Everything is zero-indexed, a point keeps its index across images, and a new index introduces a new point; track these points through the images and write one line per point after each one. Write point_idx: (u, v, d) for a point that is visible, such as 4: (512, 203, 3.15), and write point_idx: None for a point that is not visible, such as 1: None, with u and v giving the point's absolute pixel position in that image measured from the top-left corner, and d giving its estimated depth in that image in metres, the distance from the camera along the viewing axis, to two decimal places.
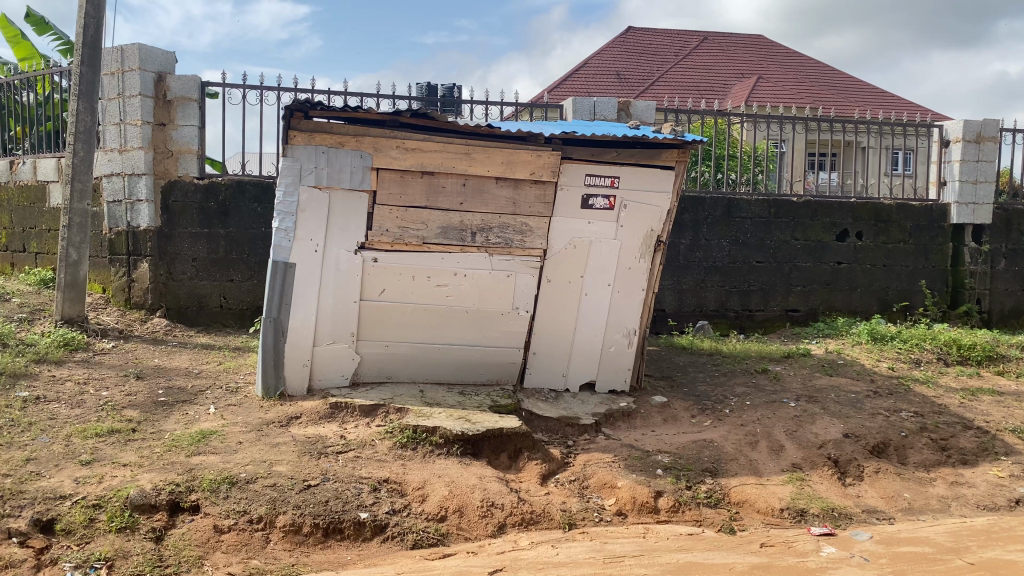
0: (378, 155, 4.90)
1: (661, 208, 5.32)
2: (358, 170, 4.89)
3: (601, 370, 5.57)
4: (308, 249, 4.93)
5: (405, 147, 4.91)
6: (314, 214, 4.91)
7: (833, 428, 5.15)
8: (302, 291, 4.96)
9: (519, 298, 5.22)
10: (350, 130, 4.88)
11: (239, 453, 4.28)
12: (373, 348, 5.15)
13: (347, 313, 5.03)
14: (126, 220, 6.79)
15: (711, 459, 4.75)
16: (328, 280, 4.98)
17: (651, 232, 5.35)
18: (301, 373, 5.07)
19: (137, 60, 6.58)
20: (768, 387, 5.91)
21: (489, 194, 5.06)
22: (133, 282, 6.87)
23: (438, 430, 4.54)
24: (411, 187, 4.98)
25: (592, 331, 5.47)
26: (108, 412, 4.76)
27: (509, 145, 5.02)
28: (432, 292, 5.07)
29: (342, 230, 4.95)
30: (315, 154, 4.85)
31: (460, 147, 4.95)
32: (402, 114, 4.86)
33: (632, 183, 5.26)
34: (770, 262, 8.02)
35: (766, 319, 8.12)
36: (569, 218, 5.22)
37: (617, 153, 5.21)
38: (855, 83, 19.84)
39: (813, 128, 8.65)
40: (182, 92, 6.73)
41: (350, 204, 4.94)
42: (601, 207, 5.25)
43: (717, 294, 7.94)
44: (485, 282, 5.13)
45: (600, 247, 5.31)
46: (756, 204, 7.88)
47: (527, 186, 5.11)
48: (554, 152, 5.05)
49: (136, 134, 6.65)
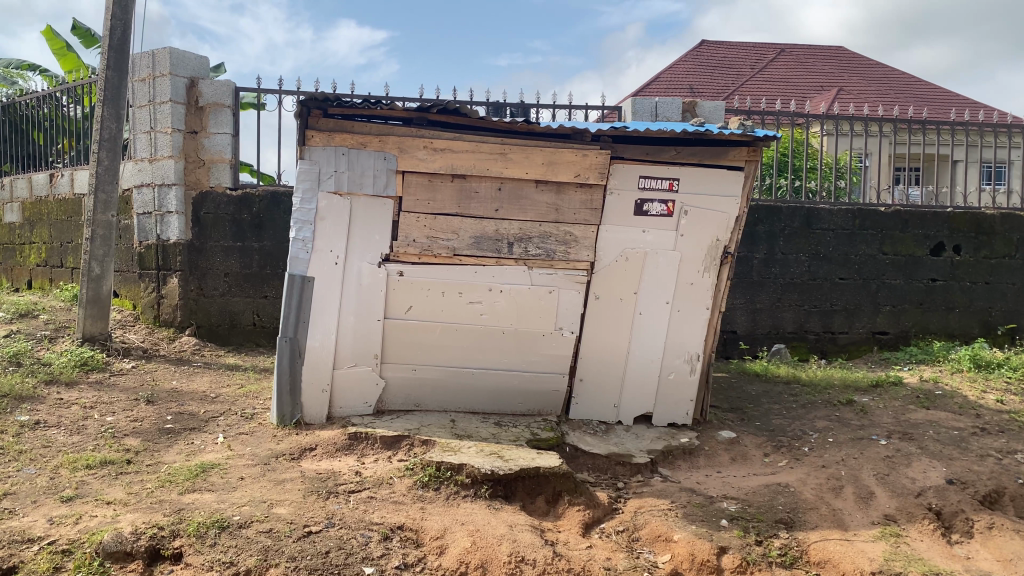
0: (403, 156, 4.38)
1: (728, 215, 4.64)
2: (381, 173, 4.38)
3: (659, 401, 4.86)
4: (328, 261, 4.42)
5: (433, 147, 4.39)
6: (334, 222, 4.41)
7: (933, 473, 4.36)
8: (320, 307, 4.45)
9: (564, 317, 4.60)
10: (372, 129, 4.39)
11: (237, 491, 3.77)
12: (399, 372, 4.60)
13: (370, 333, 4.50)
14: (155, 232, 6.46)
15: (786, 508, 4.03)
16: (350, 296, 4.46)
17: (716, 242, 4.67)
18: (319, 399, 4.53)
19: (168, 65, 6.27)
20: (854, 421, 5.12)
21: (529, 199, 4.49)
22: (163, 298, 6.50)
23: (464, 469, 3.95)
24: (440, 192, 4.45)
25: (648, 355, 4.78)
26: (106, 440, 4.32)
27: (551, 144, 4.45)
28: (464, 310, 4.51)
29: (365, 240, 4.45)
30: (334, 156, 4.36)
31: (495, 147, 4.40)
32: (430, 111, 4.35)
33: (692, 186, 4.61)
34: (855, 278, 7.20)
35: (850, 343, 7.29)
36: (620, 227, 4.60)
37: (674, 152, 4.58)
38: (943, 93, 18.54)
39: (900, 132, 7.83)
40: (215, 98, 6.36)
41: (373, 212, 4.44)
42: (657, 214, 4.61)
43: (795, 313, 7.16)
44: (525, 300, 4.54)
45: (656, 259, 4.66)
46: (838, 213, 7.10)
47: (571, 190, 4.51)
48: (603, 151, 4.46)
49: (166, 142, 6.32)
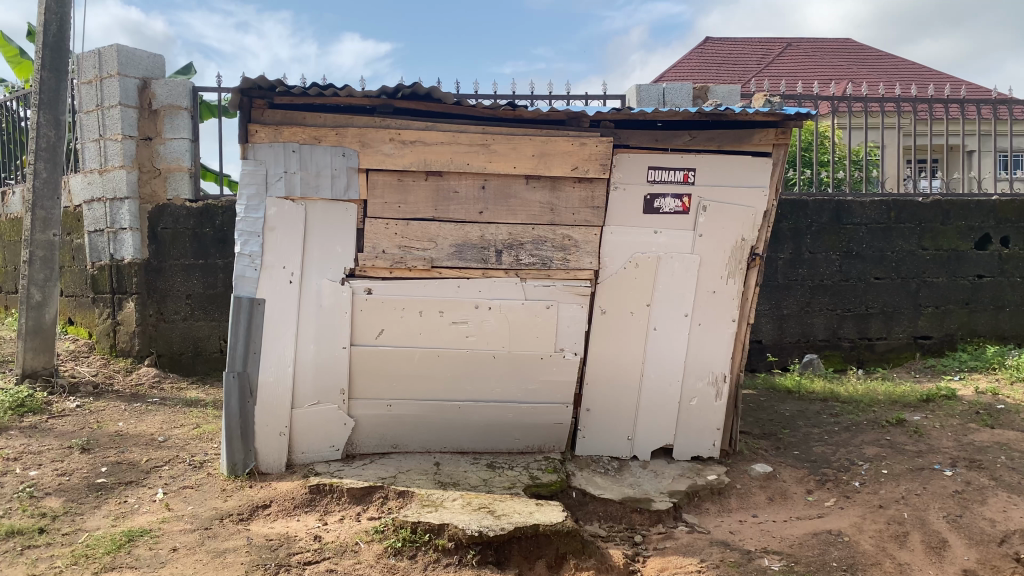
0: (365, 152, 3.68)
1: (755, 211, 3.92)
2: (340, 173, 3.68)
3: (680, 432, 4.11)
4: (281, 279, 3.73)
5: (401, 139, 3.68)
6: (287, 233, 3.72)
7: (1016, 512, 3.59)
8: (273, 335, 3.75)
9: (564, 337, 3.88)
10: (329, 121, 3.69)
11: (165, 569, 3.03)
12: (370, 410, 3.89)
13: (333, 363, 3.79)
14: (108, 252, 5.75)
15: (843, 565, 3.27)
16: (308, 320, 3.76)
17: (742, 242, 3.94)
18: (277, 444, 3.83)
19: (115, 65, 5.59)
20: (909, 446, 4.35)
21: (518, 198, 3.78)
22: (119, 325, 5.80)
23: (445, 530, 3.23)
24: (411, 193, 3.74)
25: (666, 379, 4.03)
26: (21, 501, 3.59)
27: (542, 132, 3.74)
28: (445, 332, 3.81)
29: (324, 253, 3.74)
30: (284, 154, 3.67)
31: (475, 137, 3.70)
32: (395, 97, 3.64)
33: (711, 177, 3.88)
34: (892, 277, 6.44)
35: (890, 350, 6.52)
36: (628, 228, 3.87)
37: (688, 137, 3.87)
38: (959, 82, 17.69)
39: (924, 117, 7.15)
40: (169, 99, 5.69)
41: (332, 220, 3.73)
42: (671, 211, 3.88)
43: (827, 319, 6.41)
44: (517, 319, 3.82)
45: (672, 265, 3.92)
46: (870, 205, 6.35)
47: (567, 185, 3.79)
48: (604, 138, 3.75)
49: (117, 151, 5.64)
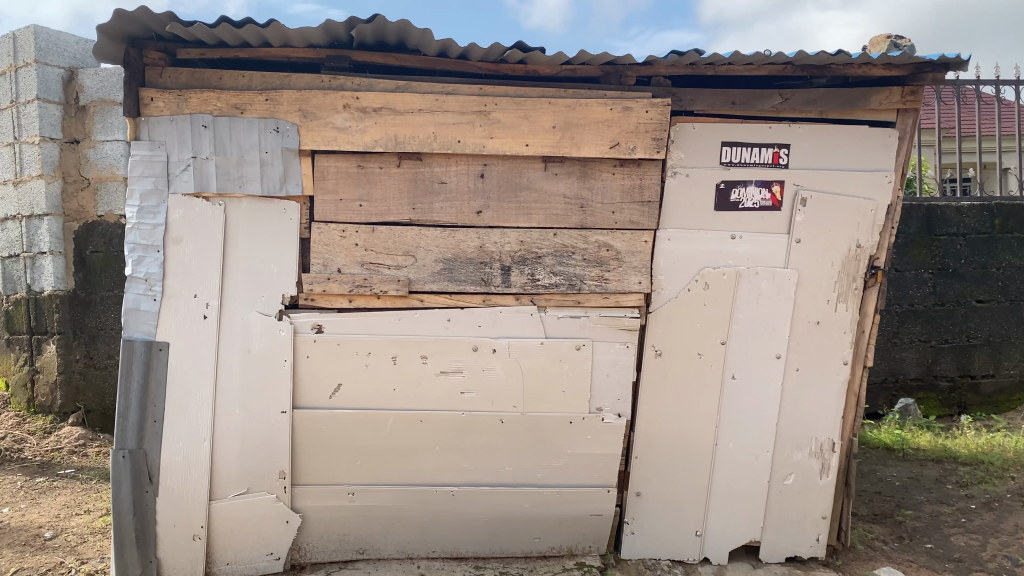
0: (308, 125, 2.52)
1: (876, 205, 2.71)
2: (273, 157, 2.53)
3: (769, 523, 2.88)
4: (192, 314, 2.56)
5: (360, 105, 2.51)
6: (198, 246, 2.55)
7: None
8: (181, 395, 2.58)
9: (603, 390, 2.69)
10: (257, 83, 2.54)
11: None
12: (324, 502, 2.69)
13: (268, 436, 2.61)
14: (25, 282, 4.65)
15: None
16: (232, 373, 2.59)
17: (857, 250, 2.73)
18: (190, 553, 2.63)
19: (32, 50, 4.49)
20: None
21: (532, 191, 2.60)
22: (38, 373, 4.66)
23: None
24: (377, 186, 2.57)
25: (748, 449, 2.81)
26: None
27: (566, 94, 2.57)
28: (430, 388, 2.62)
29: (253, 276, 2.58)
30: (191, 131, 2.52)
31: (467, 101, 2.53)
32: (352, 41, 2.49)
33: (811, 158, 2.70)
34: (999, 300, 5.18)
35: (998, 391, 5.26)
36: (692, 232, 2.69)
37: (778, 99, 2.66)
38: None
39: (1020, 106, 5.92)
40: (100, 92, 4.54)
41: (264, 226, 2.57)
42: (755, 206, 2.69)
43: (919, 354, 5.16)
44: (536, 367, 2.64)
45: (756, 286, 2.72)
46: (970, 211, 5.11)
47: (603, 171, 2.62)
48: (657, 100, 2.57)
49: (34, 156, 4.52)
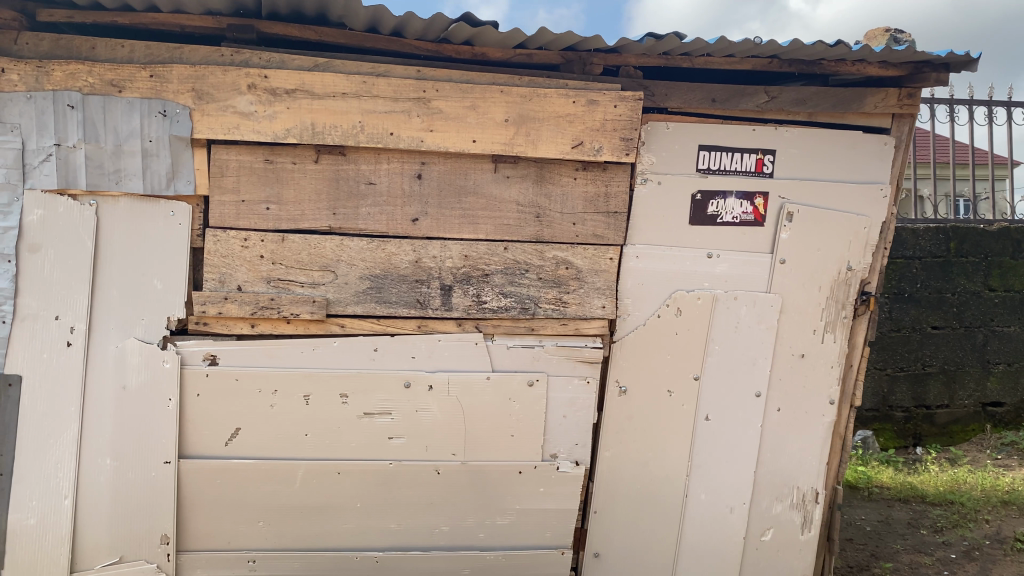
0: (203, 109, 2.05)
1: (869, 222, 2.38)
2: (159, 147, 2.05)
3: None
4: (52, 339, 2.05)
5: (269, 86, 2.05)
6: (62, 256, 2.04)
7: None
8: (36, 442, 2.06)
9: (559, 434, 2.27)
10: (141, 55, 2.06)
11: None
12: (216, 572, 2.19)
13: (147, 491, 2.11)
14: None
15: None
16: (102, 413, 2.08)
17: (847, 272, 2.39)
18: None
19: None
20: None
21: (479, 196, 2.18)
22: None
23: None
24: (289, 185, 2.11)
25: (722, 501, 2.43)
26: None
27: (520, 82, 2.16)
28: (350, 433, 2.16)
29: (131, 293, 2.08)
30: (53, 109, 2.01)
31: (401, 85, 2.10)
32: (261, 8, 2.03)
33: (799, 166, 2.35)
34: (954, 327, 4.97)
35: (953, 421, 5.05)
36: (664, 249, 2.30)
37: (763, 98, 2.31)
38: None
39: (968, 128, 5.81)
40: None
41: (147, 232, 2.08)
42: (735, 220, 2.33)
43: (876, 384, 4.87)
44: (479, 407, 2.21)
45: (733, 313, 2.35)
46: (925, 233, 4.89)
47: (561, 174, 2.21)
48: (627, 93, 2.18)
49: None
